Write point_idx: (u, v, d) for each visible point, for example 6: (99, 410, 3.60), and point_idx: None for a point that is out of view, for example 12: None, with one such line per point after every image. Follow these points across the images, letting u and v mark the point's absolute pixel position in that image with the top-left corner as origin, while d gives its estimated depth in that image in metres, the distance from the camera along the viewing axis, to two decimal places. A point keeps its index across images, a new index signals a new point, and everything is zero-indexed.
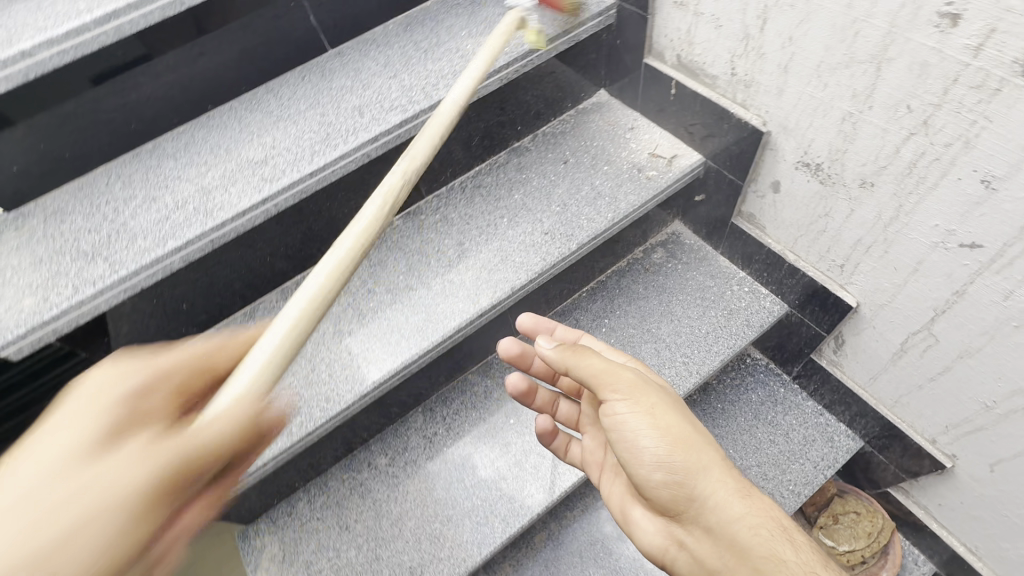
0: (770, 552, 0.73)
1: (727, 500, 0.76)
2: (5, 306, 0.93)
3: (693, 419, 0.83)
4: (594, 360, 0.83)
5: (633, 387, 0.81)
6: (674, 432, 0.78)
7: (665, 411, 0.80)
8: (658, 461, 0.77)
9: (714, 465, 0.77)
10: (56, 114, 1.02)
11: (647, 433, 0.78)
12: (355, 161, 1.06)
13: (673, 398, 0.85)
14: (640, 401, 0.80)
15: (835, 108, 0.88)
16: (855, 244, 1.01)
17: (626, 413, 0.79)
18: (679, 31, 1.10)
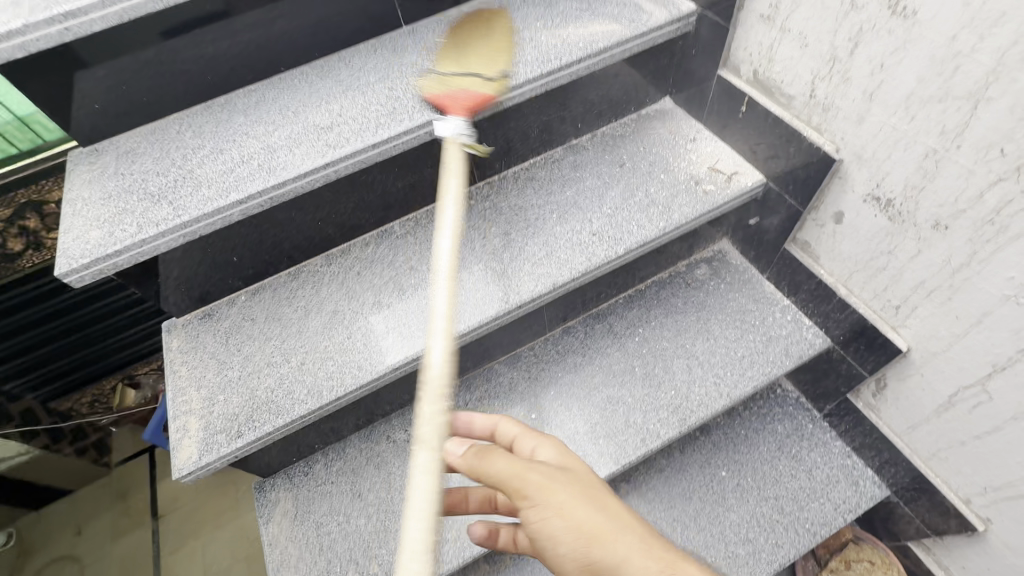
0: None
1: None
2: (73, 235, 0.97)
3: (606, 500, 0.69)
4: (500, 460, 0.70)
5: (536, 486, 0.67)
6: (588, 530, 0.65)
7: (575, 507, 0.66)
8: (576, 562, 0.65)
9: (633, 553, 0.64)
10: (137, 59, 1.04)
11: (561, 540, 0.65)
12: (417, 138, 1.07)
13: (584, 480, 0.71)
14: (548, 503, 0.67)
15: (918, 143, 0.85)
16: (916, 287, 0.97)
17: (540, 520, 0.66)
18: (761, 46, 1.07)
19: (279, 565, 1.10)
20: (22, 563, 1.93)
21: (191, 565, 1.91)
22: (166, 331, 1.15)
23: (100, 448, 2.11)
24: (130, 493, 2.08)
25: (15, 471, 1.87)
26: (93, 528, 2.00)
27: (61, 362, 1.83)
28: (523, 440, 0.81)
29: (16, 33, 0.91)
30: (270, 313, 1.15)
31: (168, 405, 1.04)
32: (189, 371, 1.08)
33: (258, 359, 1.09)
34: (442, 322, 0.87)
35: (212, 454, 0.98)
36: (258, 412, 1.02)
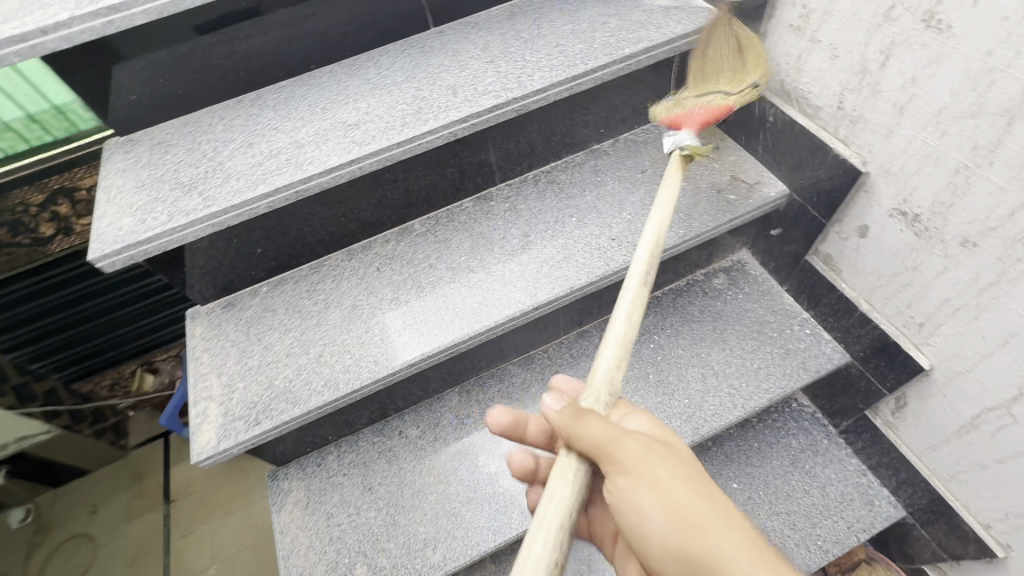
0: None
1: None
2: (107, 222, 1.01)
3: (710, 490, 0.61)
4: (595, 424, 0.64)
5: (628, 456, 0.62)
6: (684, 511, 0.59)
7: (671, 482, 0.60)
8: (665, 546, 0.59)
9: (729, 541, 0.57)
10: (173, 54, 1.08)
11: (650, 512, 0.60)
12: (442, 137, 1.08)
13: (686, 461, 0.64)
14: (641, 476, 0.61)
15: (949, 158, 0.83)
16: (941, 304, 0.95)
17: (629, 490, 0.61)
18: (789, 55, 1.06)
19: (289, 553, 1.12)
20: (41, 539, 1.98)
21: (201, 550, 1.94)
22: (190, 318, 1.18)
23: (117, 431, 2.17)
24: (145, 475, 2.13)
25: (43, 450, 1.93)
26: (109, 507, 2.05)
27: (89, 344, 1.90)
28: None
29: (64, 24, 0.94)
30: (291, 305, 1.17)
31: (190, 391, 1.07)
32: (210, 358, 1.11)
33: (278, 349, 1.11)
34: (620, 329, 0.75)
35: (230, 440, 1.00)
36: (276, 401, 1.04)
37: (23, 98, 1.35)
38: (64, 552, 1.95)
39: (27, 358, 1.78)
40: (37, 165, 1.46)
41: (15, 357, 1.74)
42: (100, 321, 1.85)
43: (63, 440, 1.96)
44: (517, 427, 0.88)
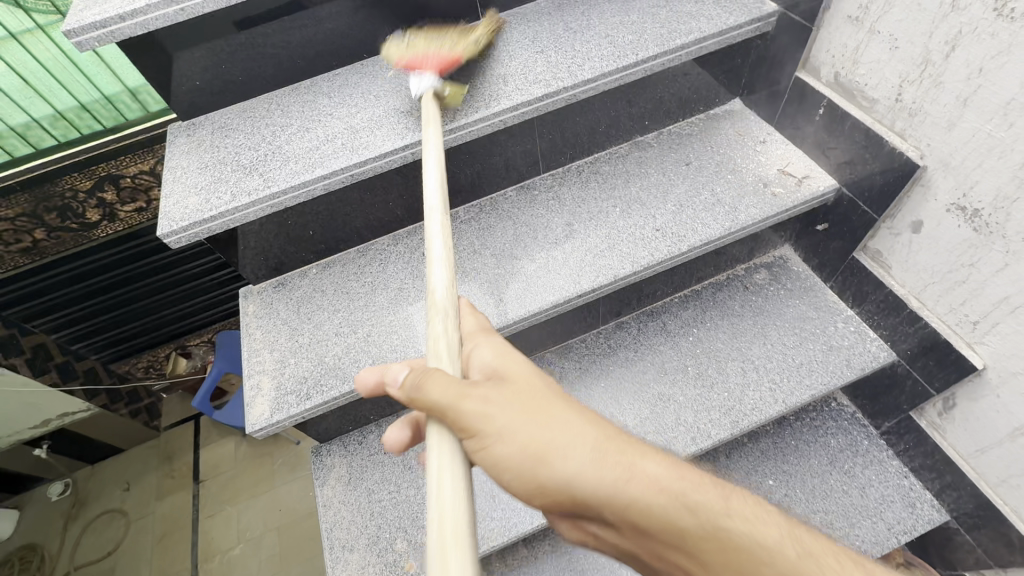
0: (665, 523, 0.56)
1: (617, 492, 0.57)
2: (174, 200, 1.05)
3: (555, 412, 0.61)
4: (435, 389, 0.61)
5: (474, 414, 0.60)
6: (536, 453, 0.59)
7: (517, 428, 0.59)
8: (523, 481, 0.60)
9: (582, 462, 0.58)
10: (237, 41, 1.12)
11: (510, 466, 0.59)
12: (491, 125, 1.10)
13: (531, 392, 0.63)
14: (489, 433, 0.60)
15: (1015, 151, 0.81)
16: (999, 302, 0.93)
17: (486, 452, 0.60)
18: (845, 47, 1.05)
19: (332, 526, 1.16)
20: (77, 512, 2.09)
21: (232, 529, 2.01)
22: (244, 297, 1.22)
23: (150, 411, 2.26)
24: (175, 455, 2.22)
25: (78, 428, 2.03)
26: (140, 485, 2.15)
27: (134, 323, 2.01)
28: (472, 344, 0.72)
29: (140, 11, 0.99)
30: (339, 286, 1.21)
31: (244, 364, 1.11)
32: (263, 334, 1.15)
33: (327, 328, 1.14)
34: (441, 249, 0.82)
35: (282, 413, 1.04)
36: (326, 377, 1.08)
37: (74, 85, 1.39)
38: (97, 527, 2.04)
39: (68, 339, 1.87)
40: (105, 147, 1.53)
41: (58, 338, 1.84)
42: (145, 301, 1.96)
43: (100, 417, 2.06)
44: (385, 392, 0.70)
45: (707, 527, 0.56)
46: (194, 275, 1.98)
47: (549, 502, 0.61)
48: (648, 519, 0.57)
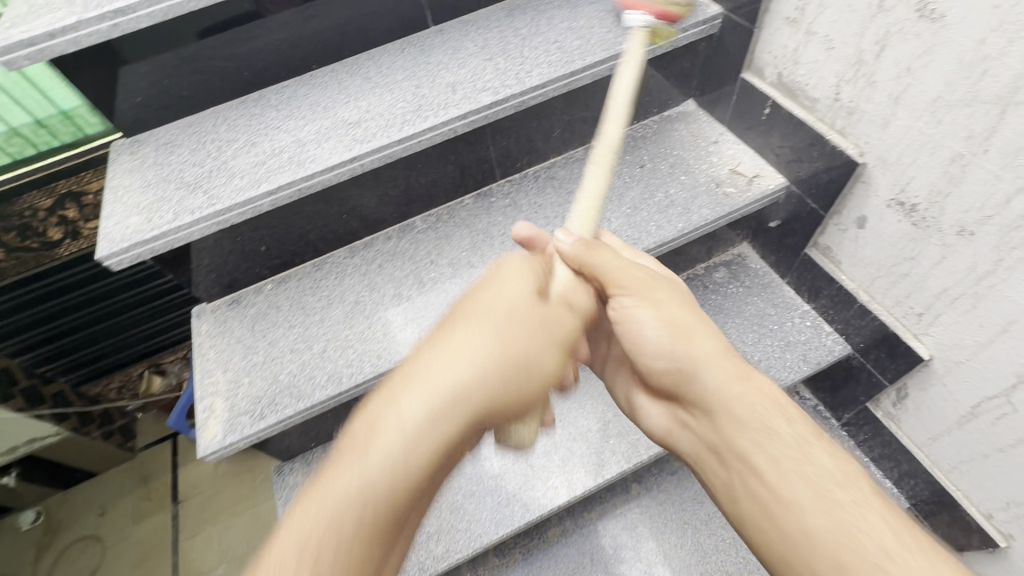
0: (760, 422, 0.68)
1: (736, 383, 0.71)
2: (115, 221, 1.03)
3: (699, 312, 0.78)
4: (604, 256, 0.77)
5: (637, 281, 0.77)
6: (676, 324, 0.75)
7: (669, 304, 0.77)
8: (659, 350, 0.75)
9: (713, 350, 0.74)
10: (179, 55, 1.10)
11: (650, 327, 0.75)
12: (441, 134, 1.10)
13: (680, 291, 0.80)
14: (639, 297, 0.76)
15: (944, 147, 0.84)
16: (940, 294, 0.95)
17: (631, 308, 0.77)
18: (786, 49, 1.07)
19: None
20: (49, 540, 2.00)
21: (209, 551, 1.95)
22: (197, 315, 1.19)
23: (125, 431, 2.17)
24: (149, 476, 2.15)
25: (50, 453, 1.96)
26: (117, 509, 2.07)
27: (102, 344, 1.94)
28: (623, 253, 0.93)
29: (71, 27, 0.96)
30: (294, 301, 1.19)
31: (196, 386, 1.09)
32: (216, 354, 1.13)
33: (282, 345, 1.12)
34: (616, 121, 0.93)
35: (236, 434, 1.02)
36: (280, 395, 1.06)
37: (31, 104, 1.40)
38: (72, 554, 1.97)
39: (35, 361, 1.82)
40: (69, 162, 1.49)
41: (22, 361, 1.78)
42: (111, 322, 1.89)
43: (74, 442, 1.99)
44: (534, 245, 0.94)
45: (796, 443, 0.66)
46: (160, 293, 1.90)
47: (671, 373, 0.76)
48: (744, 413, 0.69)
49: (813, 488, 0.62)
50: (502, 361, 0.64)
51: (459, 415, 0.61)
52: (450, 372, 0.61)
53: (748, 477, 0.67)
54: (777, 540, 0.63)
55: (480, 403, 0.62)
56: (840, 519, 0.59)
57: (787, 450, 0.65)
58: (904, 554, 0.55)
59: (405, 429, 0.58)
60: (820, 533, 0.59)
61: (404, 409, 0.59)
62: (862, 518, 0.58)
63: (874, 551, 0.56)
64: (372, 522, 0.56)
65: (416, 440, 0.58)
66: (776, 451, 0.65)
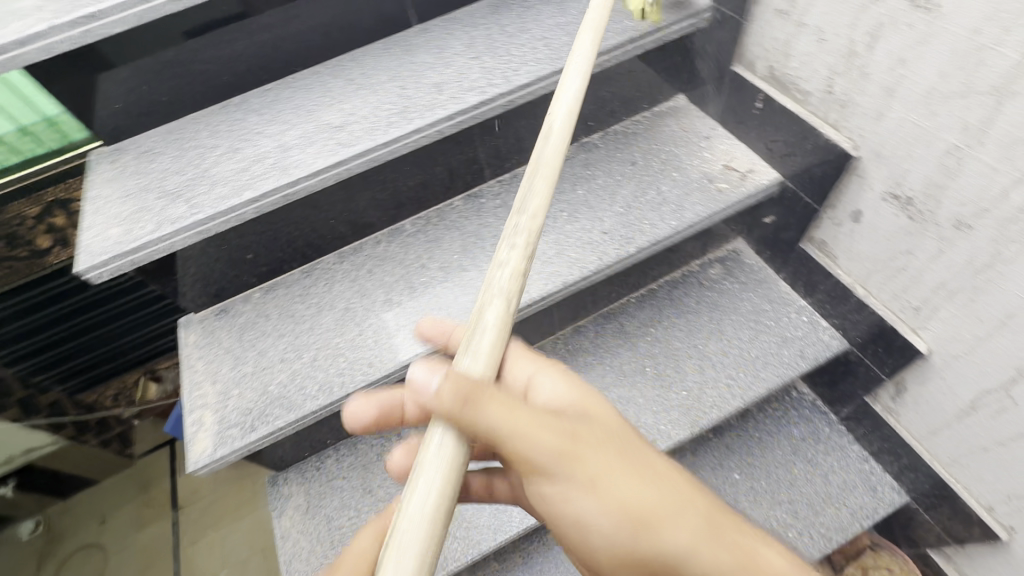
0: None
1: (724, 566, 0.57)
2: (95, 232, 1.00)
3: (641, 463, 0.60)
4: (491, 411, 0.55)
5: (552, 456, 0.56)
6: (628, 507, 0.57)
7: (609, 476, 0.58)
8: (617, 544, 0.58)
9: (682, 525, 0.58)
10: (156, 60, 1.07)
11: (598, 517, 0.57)
12: (428, 136, 1.07)
13: (611, 437, 0.61)
14: (571, 477, 0.57)
15: (939, 140, 0.82)
16: (937, 288, 0.94)
17: (565, 494, 0.58)
18: (776, 41, 1.05)
19: (290, 557, 1.12)
20: (51, 548, 1.99)
21: (212, 558, 1.94)
22: (184, 326, 1.17)
23: (122, 439, 2.14)
24: (149, 483, 2.13)
25: (47, 462, 1.95)
26: (118, 517, 2.05)
27: (97, 352, 1.91)
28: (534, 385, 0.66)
29: (41, 34, 0.93)
30: (283, 310, 1.17)
31: (184, 399, 1.06)
32: (204, 365, 1.10)
33: (271, 355, 1.10)
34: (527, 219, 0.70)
35: (226, 447, 1.00)
36: (271, 407, 1.04)
37: (19, 112, 1.34)
38: (75, 563, 1.96)
39: (30, 371, 1.79)
40: (48, 172, 1.45)
41: (16, 371, 1.75)
42: (108, 329, 1.85)
43: (72, 450, 1.98)
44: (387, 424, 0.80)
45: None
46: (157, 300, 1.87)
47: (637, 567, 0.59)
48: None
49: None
50: None
51: None
52: None
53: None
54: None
55: None
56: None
57: None
58: None
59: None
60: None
61: None
62: None
63: None
64: None
65: None
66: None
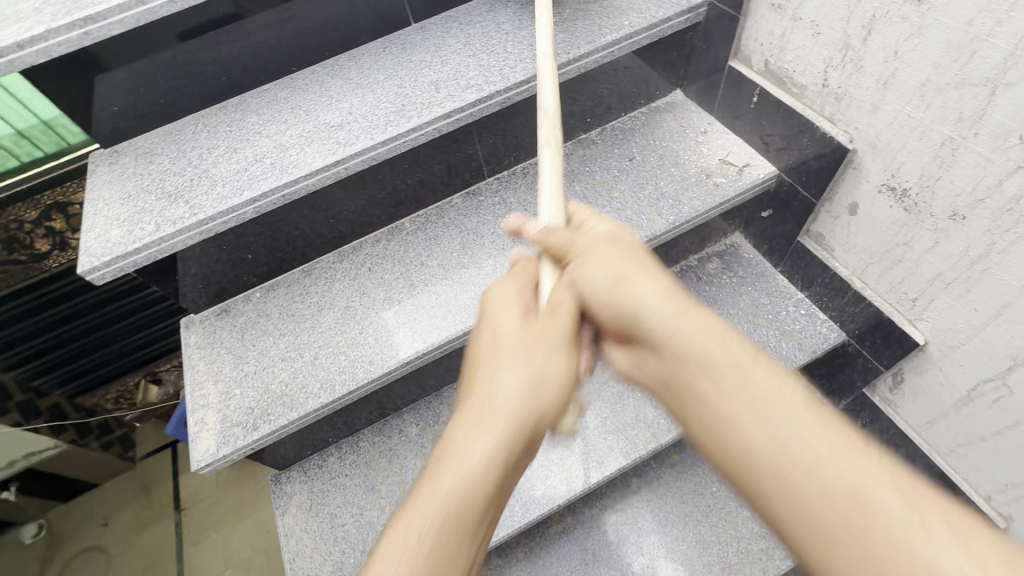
0: (697, 351, 0.59)
1: (673, 314, 0.62)
2: (95, 234, 1.01)
3: (641, 258, 0.69)
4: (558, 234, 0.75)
5: (585, 245, 0.72)
6: (620, 276, 0.67)
7: (608, 257, 0.69)
8: (599, 300, 0.67)
9: (656, 292, 0.64)
10: (155, 62, 1.07)
11: (593, 282, 0.68)
12: (426, 134, 1.08)
13: (628, 243, 0.72)
14: (587, 258, 0.70)
15: (934, 132, 0.83)
16: (933, 279, 0.95)
17: (577, 270, 0.70)
18: (772, 35, 1.05)
19: (295, 555, 1.13)
20: (54, 553, 2.00)
21: (213, 554, 1.96)
22: (185, 327, 1.18)
23: (125, 441, 2.16)
24: (151, 484, 2.13)
25: (48, 465, 1.94)
26: (119, 519, 2.05)
27: (97, 355, 1.91)
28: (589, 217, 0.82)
29: (40, 38, 0.94)
30: (284, 309, 1.17)
31: (187, 399, 1.07)
32: (206, 365, 1.11)
33: (273, 353, 1.11)
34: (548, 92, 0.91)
35: (229, 446, 1.01)
36: (273, 405, 1.04)
37: (11, 115, 1.32)
38: (77, 565, 1.96)
39: (29, 375, 1.79)
40: (51, 174, 1.45)
41: (15, 375, 1.75)
42: (106, 331, 1.85)
43: (77, 454, 1.99)
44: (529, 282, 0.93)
45: (731, 366, 0.58)
46: (155, 302, 1.86)
47: (613, 321, 0.67)
48: (681, 345, 0.60)
49: (754, 417, 0.55)
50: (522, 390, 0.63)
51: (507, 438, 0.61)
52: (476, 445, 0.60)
53: (696, 404, 0.59)
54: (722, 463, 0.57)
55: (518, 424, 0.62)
56: (779, 442, 0.53)
57: (728, 381, 0.57)
58: (841, 466, 0.50)
59: (472, 459, 0.59)
60: (760, 457, 0.54)
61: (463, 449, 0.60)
62: (799, 433, 0.53)
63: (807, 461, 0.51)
64: (451, 541, 0.56)
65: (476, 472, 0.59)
66: (712, 375, 0.58)
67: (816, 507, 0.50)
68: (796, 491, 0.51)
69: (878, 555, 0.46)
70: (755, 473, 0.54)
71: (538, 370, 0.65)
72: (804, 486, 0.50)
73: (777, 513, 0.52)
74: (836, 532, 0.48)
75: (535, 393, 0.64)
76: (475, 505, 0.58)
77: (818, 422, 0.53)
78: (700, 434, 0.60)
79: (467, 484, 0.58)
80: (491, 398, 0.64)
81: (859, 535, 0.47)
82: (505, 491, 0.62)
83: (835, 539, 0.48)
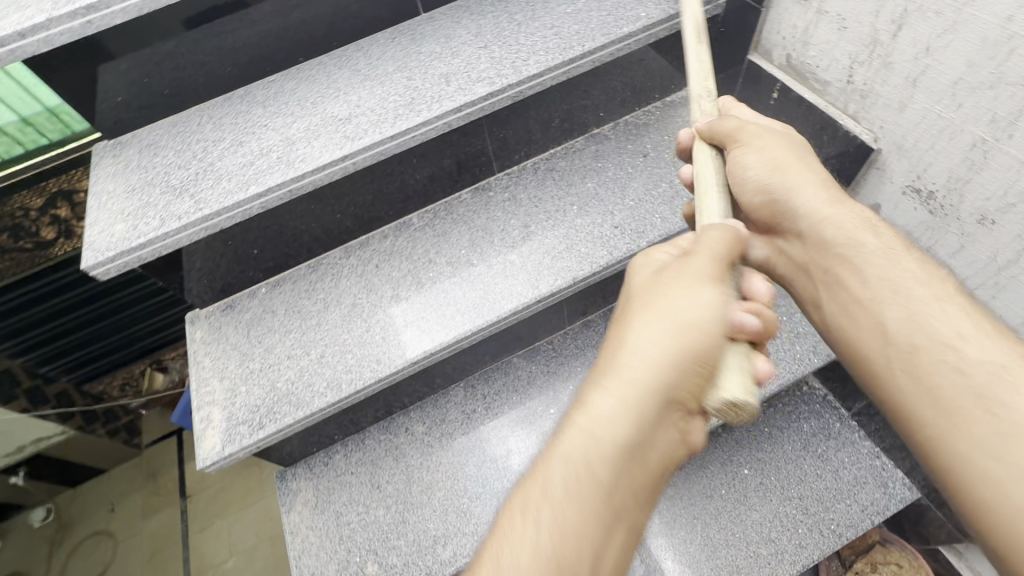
0: (849, 243, 0.75)
1: (828, 210, 0.76)
2: (99, 229, 0.99)
3: (806, 154, 0.82)
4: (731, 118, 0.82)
5: (749, 133, 0.80)
6: (779, 163, 0.79)
7: (772, 149, 0.80)
8: (756, 188, 0.81)
9: (811, 183, 0.78)
10: (158, 51, 1.05)
11: (755, 169, 0.80)
12: (435, 128, 1.05)
13: (793, 140, 0.83)
14: (756, 146, 0.80)
15: (965, 133, 0.80)
16: (957, 284, 0.92)
17: (740, 156, 0.81)
18: (795, 29, 1.02)
19: (300, 553, 1.12)
20: (62, 536, 2.01)
21: (219, 543, 1.96)
22: (190, 322, 1.16)
23: (131, 428, 2.15)
24: (157, 472, 2.13)
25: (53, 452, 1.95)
26: (126, 506, 2.06)
27: (105, 343, 1.90)
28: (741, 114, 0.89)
29: (41, 26, 0.91)
30: (290, 306, 1.16)
31: (192, 395, 1.05)
32: (212, 361, 1.10)
33: (279, 350, 1.09)
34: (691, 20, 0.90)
35: (234, 445, 1.00)
36: (279, 404, 1.03)
37: (17, 102, 1.27)
38: (85, 551, 1.98)
39: (36, 362, 1.79)
40: (73, 153, 1.43)
41: (24, 361, 1.76)
42: (113, 320, 1.84)
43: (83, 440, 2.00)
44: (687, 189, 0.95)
45: (885, 257, 0.73)
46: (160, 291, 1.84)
47: (766, 205, 0.81)
48: (833, 236, 0.76)
49: (902, 304, 0.69)
50: (672, 330, 0.61)
51: (656, 390, 0.59)
52: (636, 347, 0.61)
53: (839, 286, 0.75)
54: (855, 338, 0.74)
55: (667, 381, 0.59)
56: (918, 328, 0.67)
57: (874, 265, 0.72)
58: (982, 341, 0.63)
59: (608, 405, 0.59)
60: (896, 333, 0.69)
61: (596, 402, 0.59)
62: (932, 315, 0.67)
63: (949, 335, 0.65)
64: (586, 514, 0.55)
65: (610, 433, 0.58)
66: (866, 267, 0.73)
67: (948, 378, 0.63)
68: (928, 364, 0.65)
69: (1008, 434, 0.56)
70: (891, 346, 0.69)
71: (693, 312, 0.62)
72: (941, 357, 0.64)
73: (909, 385, 0.66)
74: (962, 402, 0.60)
75: (687, 338, 0.60)
76: (626, 445, 0.58)
77: (969, 318, 0.65)
78: (849, 315, 0.74)
79: (607, 431, 0.58)
80: (623, 356, 0.62)
81: (989, 410, 0.58)
82: (639, 466, 0.59)
83: (963, 413, 0.60)
